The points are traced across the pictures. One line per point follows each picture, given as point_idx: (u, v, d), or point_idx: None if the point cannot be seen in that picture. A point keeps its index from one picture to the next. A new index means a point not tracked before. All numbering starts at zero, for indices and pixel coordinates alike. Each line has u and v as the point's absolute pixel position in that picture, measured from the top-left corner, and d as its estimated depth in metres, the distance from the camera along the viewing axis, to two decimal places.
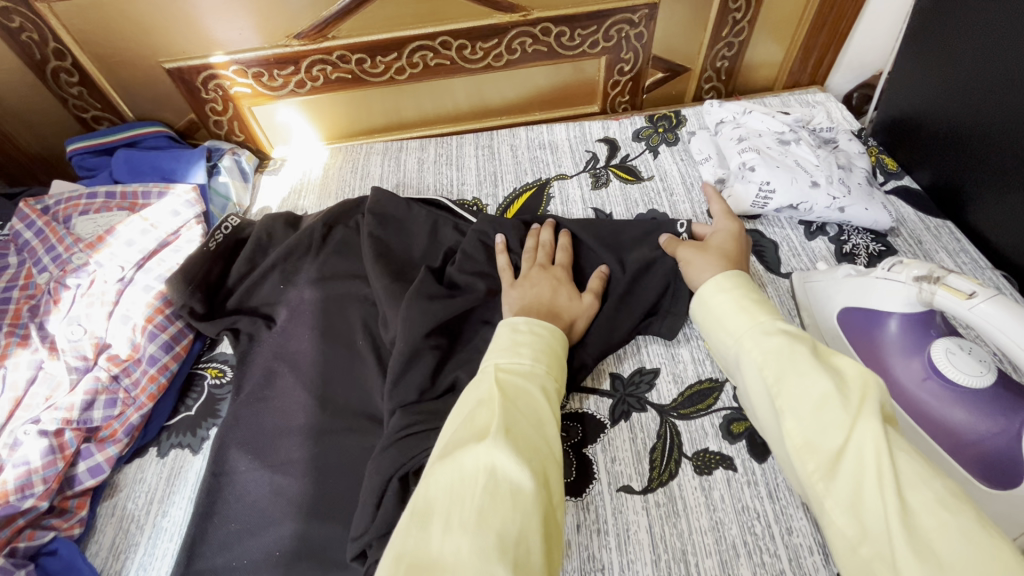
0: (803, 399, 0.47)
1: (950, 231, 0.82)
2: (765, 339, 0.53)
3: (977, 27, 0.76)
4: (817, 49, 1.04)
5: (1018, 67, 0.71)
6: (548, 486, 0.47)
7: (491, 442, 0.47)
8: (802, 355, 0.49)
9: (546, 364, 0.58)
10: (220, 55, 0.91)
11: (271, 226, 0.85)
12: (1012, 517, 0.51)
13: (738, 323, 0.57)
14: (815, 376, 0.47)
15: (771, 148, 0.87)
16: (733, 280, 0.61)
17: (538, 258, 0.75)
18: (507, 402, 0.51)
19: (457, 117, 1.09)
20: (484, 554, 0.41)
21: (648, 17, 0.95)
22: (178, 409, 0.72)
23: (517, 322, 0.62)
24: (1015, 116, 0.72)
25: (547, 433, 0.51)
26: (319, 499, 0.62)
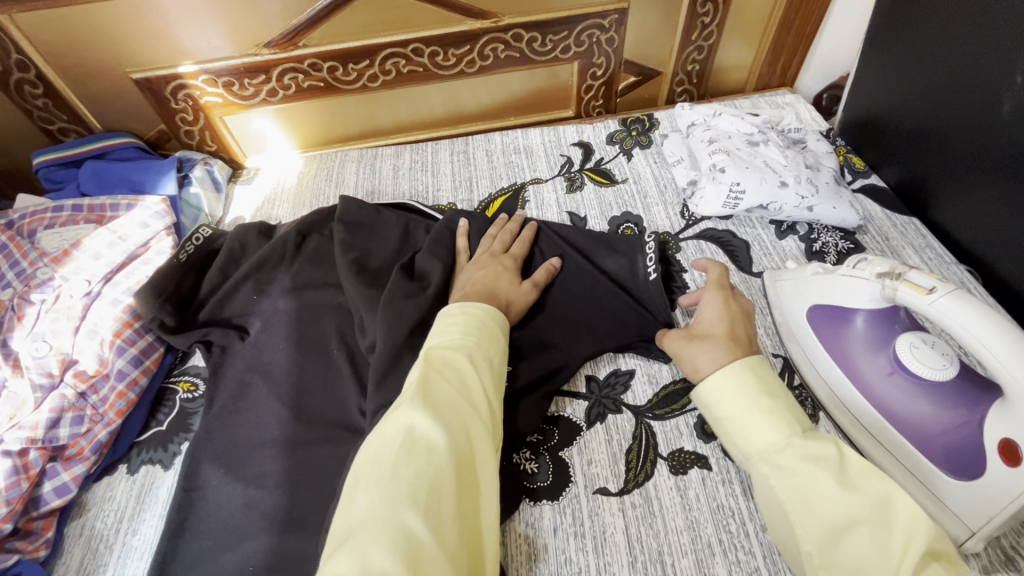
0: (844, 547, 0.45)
1: (916, 228, 0.84)
2: (789, 471, 0.50)
3: (935, 28, 0.78)
4: (785, 52, 1.06)
5: (976, 67, 0.73)
6: (466, 444, 0.52)
7: (408, 405, 0.51)
8: (835, 500, 0.46)
9: (476, 335, 0.61)
10: (189, 64, 0.90)
11: (244, 237, 0.84)
12: (976, 507, 0.52)
13: (754, 442, 0.53)
14: (848, 517, 0.46)
15: (741, 149, 0.89)
16: (738, 378, 0.56)
17: (493, 247, 0.78)
18: (432, 372, 0.55)
19: (433, 123, 1.09)
20: (396, 502, 0.45)
21: (618, 22, 0.97)
22: (149, 425, 0.71)
23: (450, 307, 0.64)
24: (974, 114, 0.74)
25: (472, 396, 0.55)
26: (293, 512, 0.61)
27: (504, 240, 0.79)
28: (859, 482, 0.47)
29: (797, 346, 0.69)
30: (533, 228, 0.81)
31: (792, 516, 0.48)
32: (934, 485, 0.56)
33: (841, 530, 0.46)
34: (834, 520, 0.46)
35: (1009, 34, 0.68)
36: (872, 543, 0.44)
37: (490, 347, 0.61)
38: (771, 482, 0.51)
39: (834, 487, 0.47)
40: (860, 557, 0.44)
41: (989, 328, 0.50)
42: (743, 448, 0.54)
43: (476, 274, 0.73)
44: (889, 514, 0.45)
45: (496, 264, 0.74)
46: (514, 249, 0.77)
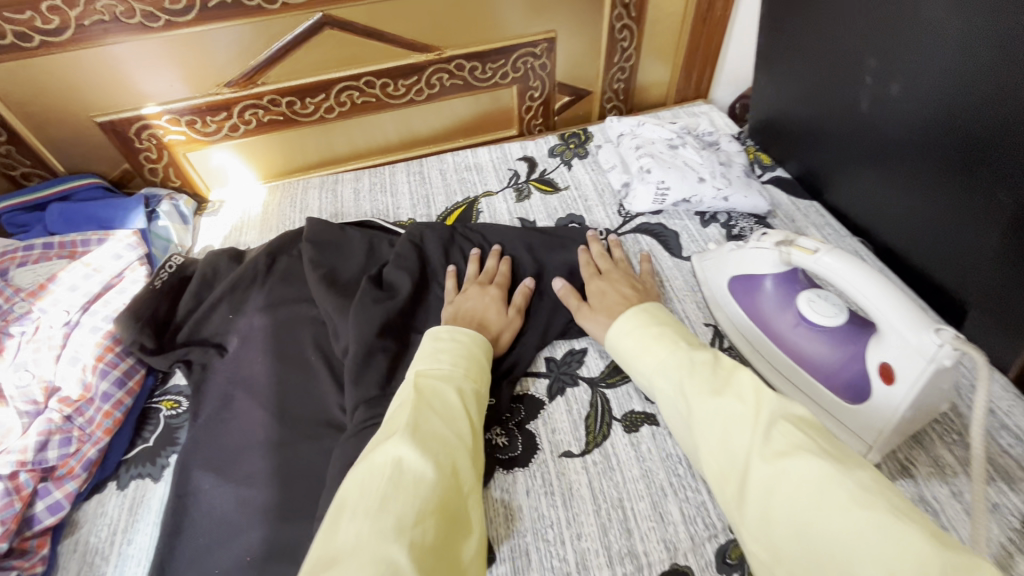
0: (714, 428, 0.54)
1: (817, 210, 0.98)
2: (676, 377, 0.61)
3: (796, 47, 0.94)
4: (696, 69, 1.21)
5: (828, 75, 0.89)
6: (452, 476, 0.55)
7: (398, 437, 0.56)
8: (704, 390, 0.57)
9: (463, 366, 0.68)
10: (152, 106, 0.96)
11: (216, 262, 0.90)
12: (867, 425, 0.63)
13: (652, 362, 0.65)
14: (725, 409, 0.54)
15: (663, 152, 1.01)
16: (636, 318, 0.71)
17: (478, 278, 0.84)
18: (421, 404, 0.61)
19: (388, 148, 1.17)
20: (383, 535, 0.47)
21: (548, 50, 1.09)
22: (136, 442, 0.74)
23: (440, 332, 0.72)
24: (837, 112, 0.89)
25: (459, 429, 0.61)
26: (285, 503, 0.65)
27: (490, 269, 0.85)
28: (723, 385, 0.56)
29: (724, 313, 0.80)
30: (508, 261, 0.87)
31: (686, 411, 0.58)
32: (836, 411, 0.67)
33: (713, 415, 0.55)
34: (710, 411, 0.55)
35: (855, 41, 0.81)
36: (734, 420, 0.53)
37: (477, 380, 0.68)
38: (669, 395, 0.61)
39: (704, 386, 0.57)
40: (725, 431, 0.53)
41: (856, 275, 0.62)
42: (648, 376, 0.66)
43: (465, 304, 0.79)
44: (743, 394, 0.55)
45: (484, 295, 0.81)
46: (499, 279, 0.83)
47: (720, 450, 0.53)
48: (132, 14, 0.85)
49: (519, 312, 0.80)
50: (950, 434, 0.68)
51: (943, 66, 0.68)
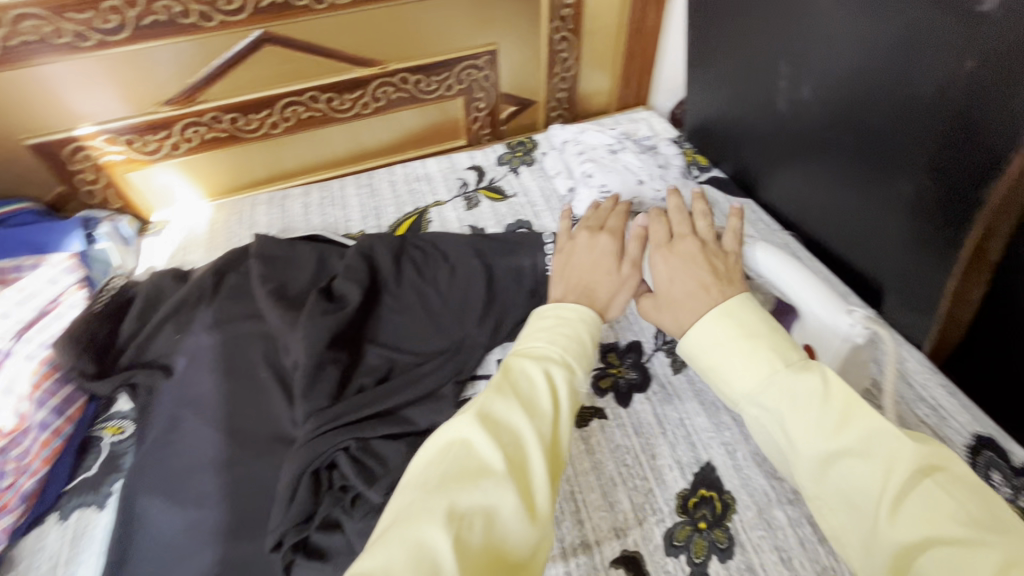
0: (832, 474, 0.47)
1: (751, 207, 1.04)
2: (773, 406, 0.51)
3: (716, 57, 1.01)
4: (635, 77, 1.27)
5: (746, 81, 0.95)
6: (523, 475, 0.48)
7: (469, 416, 0.50)
8: (814, 430, 0.48)
9: (564, 348, 0.58)
10: (87, 126, 0.94)
11: (160, 282, 0.89)
12: None
13: (738, 384, 0.54)
14: (847, 458, 0.46)
15: (604, 157, 1.04)
16: (717, 327, 0.57)
17: (590, 222, 0.76)
18: (505, 382, 0.54)
19: (337, 162, 1.18)
20: (429, 515, 0.43)
21: (491, 62, 1.12)
22: (78, 471, 0.73)
23: (545, 308, 0.63)
24: (759, 115, 0.95)
25: (541, 418, 0.51)
26: (236, 521, 0.65)
27: (603, 213, 0.78)
28: (841, 423, 0.47)
29: None
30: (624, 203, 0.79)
31: (788, 449, 0.50)
32: None
33: (828, 464, 0.47)
34: (821, 454, 0.47)
35: (767, 49, 0.87)
36: (857, 471, 0.45)
37: (576, 365, 0.57)
38: (763, 424, 0.52)
39: (810, 420, 0.48)
40: (845, 480, 0.46)
41: (775, 262, 0.68)
42: (733, 397, 0.55)
43: (575, 258, 0.70)
44: (869, 438, 0.45)
45: (595, 241, 0.72)
46: (611, 222, 0.75)
47: (837, 501, 0.46)
48: (61, 34, 0.83)
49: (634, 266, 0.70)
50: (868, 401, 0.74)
51: (840, 72, 0.74)
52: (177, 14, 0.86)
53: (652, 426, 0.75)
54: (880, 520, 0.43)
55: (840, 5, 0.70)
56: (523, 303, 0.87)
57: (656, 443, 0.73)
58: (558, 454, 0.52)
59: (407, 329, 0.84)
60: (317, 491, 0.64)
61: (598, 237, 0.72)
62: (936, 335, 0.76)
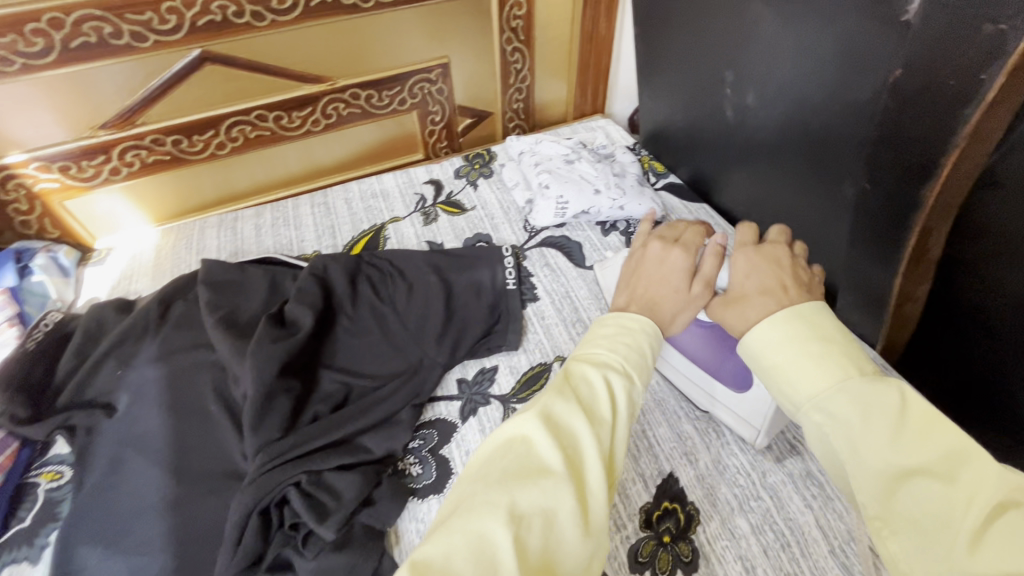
0: (900, 491, 0.42)
1: (707, 212, 1.05)
2: (842, 413, 0.46)
3: (663, 65, 1.02)
4: (590, 85, 1.28)
5: (693, 88, 0.96)
6: (583, 482, 0.46)
7: (531, 416, 0.49)
8: (886, 443, 0.43)
9: (624, 356, 0.56)
10: (17, 154, 0.89)
11: (101, 315, 0.85)
12: (753, 412, 0.69)
13: (803, 386, 0.49)
14: (920, 476, 0.42)
15: (560, 168, 1.04)
16: (785, 327, 0.52)
17: (662, 236, 0.72)
18: (566, 385, 0.52)
19: (291, 180, 1.15)
20: (492, 510, 0.42)
21: (443, 75, 1.11)
22: (10, 523, 0.68)
23: (606, 315, 0.61)
24: (708, 121, 0.96)
25: (601, 426, 0.50)
26: (184, 567, 0.62)
27: (675, 228, 0.74)
28: (918, 440, 0.43)
29: None
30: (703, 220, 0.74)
31: (847, 460, 0.45)
32: (725, 399, 0.72)
33: (900, 482, 0.42)
34: (891, 469, 0.43)
35: (710, 57, 0.87)
36: (930, 492, 0.41)
37: (636, 375, 0.55)
38: (826, 432, 0.47)
39: (884, 432, 0.44)
40: (914, 501, 0.41)
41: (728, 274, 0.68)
42: (793, 400, 0.50)
43: (646, 266, 0.68)
44: (950, 460, 0.41)
45: (669, 256, 0.68)
46: (686, 238, 0.71)
47: (904, 523, 0.42)
48: None
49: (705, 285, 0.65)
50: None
51: (780, 80, 0.75)
52: (108, 36, 0.83)
53: None
54: (959, 547, 0.38)
55: (775, 15, 0.71)
56: (482, 320, 0.86)
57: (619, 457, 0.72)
58: (612, 466, 0.50)
59: (363, 352, 0.81)
60: (265, 531, 0.62)
61: (677, 247, 0.69)
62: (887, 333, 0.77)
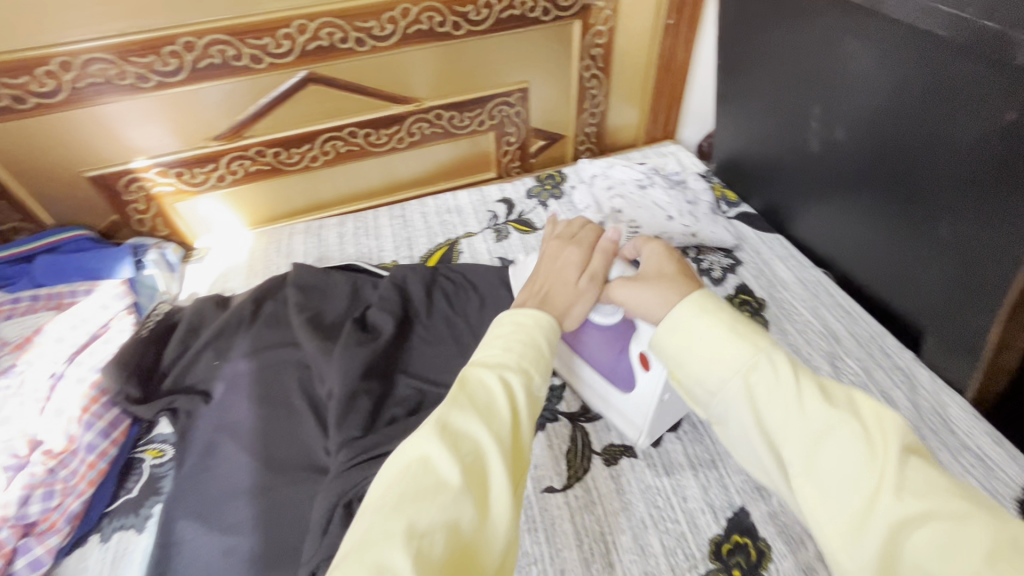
0: (827, 446, 0.41)
1: (781, 243, 1.03)
2: (778, 378, 0.45)
3: (746, 94, 1.02)
4: (663, 111, 1.29)
5: (776, 118, 0.96)
6: (484, 486, 0.43)
7: (424, 433, 0.45)
8: (811, 401, 0.43)
9: (521, 355, 0.53)
10: (141, 159, 0.99)
11: (202, 309, 0.92)
12: (636, 414, 0.73)
13: (736, 353, 0.47)
14: (845, 431, 0.41)
15: (633, 193, 1.06)
16: (715, 299, 0.52)
17: (560, 236, 0.74)
18: (461, 393, 0.48)
19: (371, 192, 1.21)
20: (389, 538, 0.38)
21: (522, 99, 1.15)
22: (119, 493, 0.75)
23: (501, 316, 0.58)
24: (790, 153, 0.95)
25: (500, 424, 0.47)
26: (268, 550, 0.66)
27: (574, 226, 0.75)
28: (835, 398, 0.44)
29: None
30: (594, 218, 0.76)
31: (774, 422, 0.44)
32: (615, 400, 0.75)
33: (823, 437, 0.42)
34: (814, 425, 0.42)
35: (798, 90, 0.87)
36: (853, 443, 0.40)
37: (535, 371, 0.52)
38: (756, 398, 0.46)
39: (811, 394, 0.44)
40: (840, 455, 0.40)
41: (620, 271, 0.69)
42: (727, 366, 0.48)
43: (544, 263, 0.69)
44: (863, 413, 0.42)
45: (565, 253, 0.70)
46: (581, 235, 0.73)
47: (826, 481, 0.40)
48: (125, 76, 0.89)
49: (595, 280, 0.67)
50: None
51: (873, 117, 0.75)
52: (231, 58, 0.91)
53: (682, 467, 0.74)
54: (883, 495, 0.38)
55: (872, 51, 0.71)
56: None
57: (688, 485, 0.72)
58: (520, 461, 0.48)
59: (437, 360, 0.85)
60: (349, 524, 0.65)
61: (575, 240, 0.72)
62: (982, 381, 0.74)
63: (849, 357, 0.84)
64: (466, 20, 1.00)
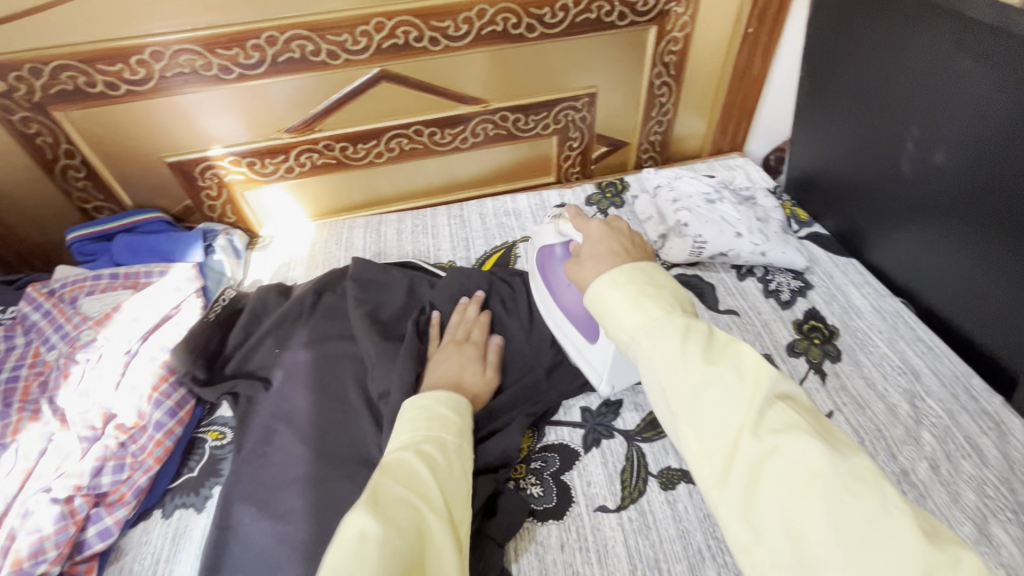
0: (706, 396, 0.43)
1: (856, 268, 0.98)
2: (670, 339, 0.46)
3: (832, 109, 0.97)
4: (732, 123, 1.25)
5: (864, 137, 0.90)
6: (421, 544, 0.47)
7: (356, 509, 0.47)
8: (697, 357, 0.45)
9: (428, 429, 0.60)
10: (217, 148, 1.02)
11: (265, 297, 0.94)
12: (600, 364, 0.75)
13: (636, 319, 0.49)
14: (721, 382, 0.43)
15: (700, 206, 1.02)
16: (630, 273, 0.53)
17: (457, 334, 0.82)
18: (384, 471, 0.52)
19: (430, 191, 1.22)
20: None
21: (589, 104, 1.13)
22: (181, 471, 0.77)
23: (404, 406, 0.64)
24: (876, 175, 0.90)
25: (426, 488, 0.52)
26: (320, 542, 0.67)
27: (468, 325, 0.84)
28: (718, 355, 0.46)
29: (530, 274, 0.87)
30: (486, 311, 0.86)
31: (664, 379, 0.45)
32: (585, 353, 0.77)
33: (705, 388, 0.44)
34: (697, 378, 0.44)
35: (895, 107, 0.82)
36: (726, 393, 0.43)
37: (445, 437, 0.59)
38: (651, 360, 0.47)
39: (696, 351, 0.45)
40: (715, 403, 0.43)
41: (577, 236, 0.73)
42: (626, 330, 0.50)
43: (445, 360, 0.77)
44: (739, 366, 0.45)
45: (462, 352, 0.78)
46: (476, 335, 0.82)
47: (704, 428, 0.43)
48: (209, 67, 0.92)
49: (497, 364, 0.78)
50: (981, 483, 0.69)
51: (980, 141, 0.69)
52: (309, 53, 0.93)
53: None
54: (747, 436, 0.41)
55: (989, 71, 0.66)
56: None
57: None
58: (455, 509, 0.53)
59: None
60: None
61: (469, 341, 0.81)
62: None
63: (930, 397, 0.78)
64: (541, 22, 0.99)
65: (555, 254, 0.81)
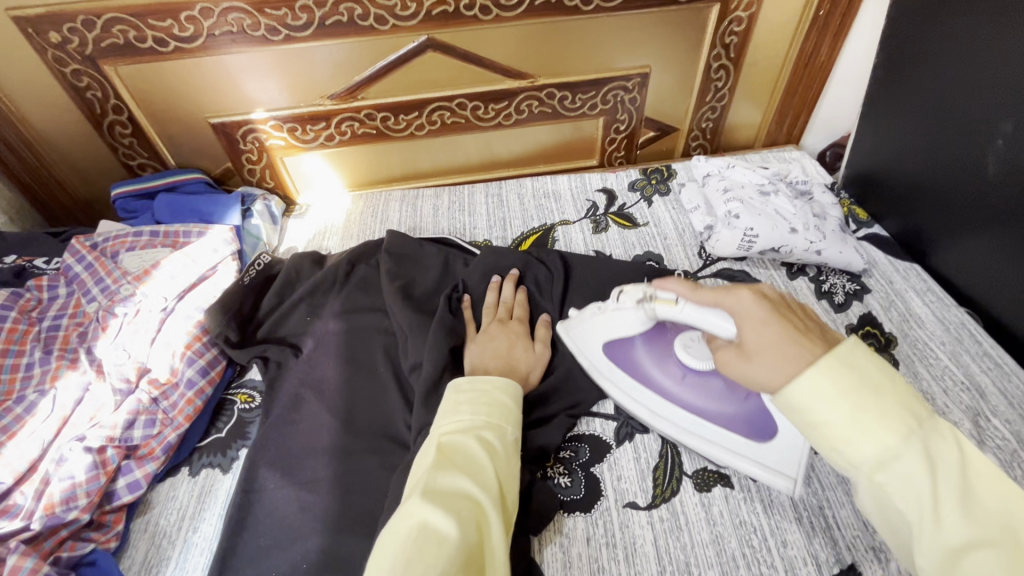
0: (962, 556, 0.37)
1: (918, 273, 0.91)
2: (921, 483, 0.39)
3: (909, 100, 0.90)
4: (790, 114, 1.18)
5: (943, 132, 0.84)
6: (479, 533, 0.48)
7: (414, 499, 0.48)
8: (953, 510, 0.38)
9: (487, 415, 0.58)
10: (260, 111, 1.01)
11: (299, 264, 0.93)
12: (785, 460, 0.66)
13: (864, 446, 0.41)
14: (981, 544, 0.37)
15: (753, 199, 0.97)
16: (839, 375, 0.43)
17: (498, 314, 0.80)
18: (443, 459, 0.52)
19: (468, 167, 1.20)
20: None
21: (641, 84, 1.08)
22: (210, 430, 0.78)
23: (460, 382, 0.62)
24: (952, 175, 0.83)
25: (485, 477, 0.52)
26: (343, 515, 0.66)
27: (507, 305, 0.82)
28: (975, 503, 0.38)
29: (609, 380, 0.75)
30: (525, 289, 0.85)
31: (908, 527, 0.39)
32: (750, 455, 0.67)
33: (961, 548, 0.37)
34: (953, 535, 0.37)
35: (989, 99, 0.75)
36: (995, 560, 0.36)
37: (504, 424, 0.58)
38: (886, 497, 0.40)
39: (951, 502, 0.38)
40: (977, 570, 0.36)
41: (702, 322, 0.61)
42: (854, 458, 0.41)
43: (491, 342, 0.75)
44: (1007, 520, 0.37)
45: (506, 331, 0.77)
46: (518, 312, 0.81)
47: None
48: (257, 27, 0.90)
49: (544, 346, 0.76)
50: None
51: None
52: (358, 16, 0.91)
53: (785, 508, 0.66)
54: None
55: None
56: None
57: (790, 529, 0.64)
58: (507, 500, 0.53)
59: None
60: None
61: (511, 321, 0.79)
62: None
63: (997, 417, 0.72)
64: None
65: (640, 347, 0.75)
